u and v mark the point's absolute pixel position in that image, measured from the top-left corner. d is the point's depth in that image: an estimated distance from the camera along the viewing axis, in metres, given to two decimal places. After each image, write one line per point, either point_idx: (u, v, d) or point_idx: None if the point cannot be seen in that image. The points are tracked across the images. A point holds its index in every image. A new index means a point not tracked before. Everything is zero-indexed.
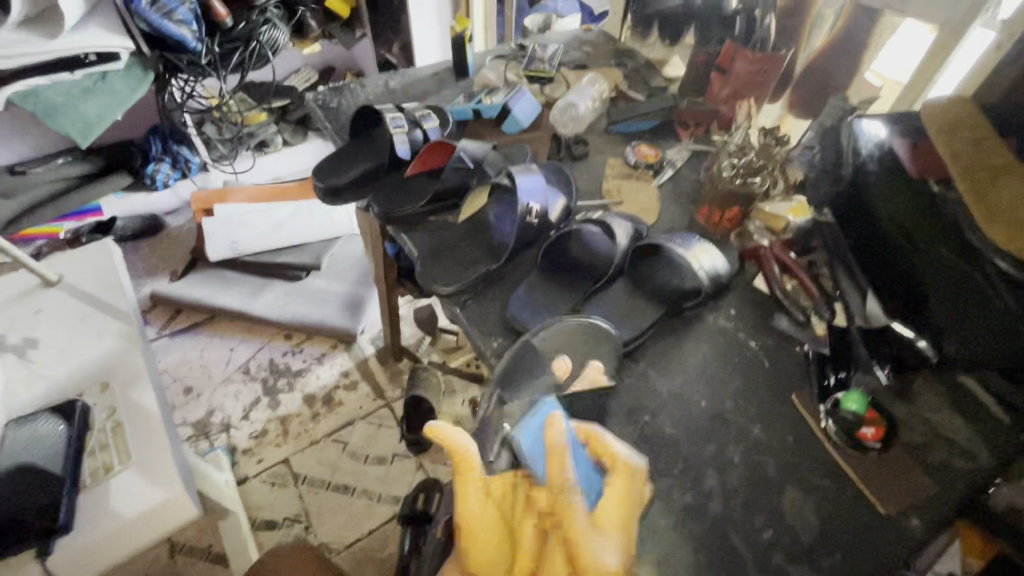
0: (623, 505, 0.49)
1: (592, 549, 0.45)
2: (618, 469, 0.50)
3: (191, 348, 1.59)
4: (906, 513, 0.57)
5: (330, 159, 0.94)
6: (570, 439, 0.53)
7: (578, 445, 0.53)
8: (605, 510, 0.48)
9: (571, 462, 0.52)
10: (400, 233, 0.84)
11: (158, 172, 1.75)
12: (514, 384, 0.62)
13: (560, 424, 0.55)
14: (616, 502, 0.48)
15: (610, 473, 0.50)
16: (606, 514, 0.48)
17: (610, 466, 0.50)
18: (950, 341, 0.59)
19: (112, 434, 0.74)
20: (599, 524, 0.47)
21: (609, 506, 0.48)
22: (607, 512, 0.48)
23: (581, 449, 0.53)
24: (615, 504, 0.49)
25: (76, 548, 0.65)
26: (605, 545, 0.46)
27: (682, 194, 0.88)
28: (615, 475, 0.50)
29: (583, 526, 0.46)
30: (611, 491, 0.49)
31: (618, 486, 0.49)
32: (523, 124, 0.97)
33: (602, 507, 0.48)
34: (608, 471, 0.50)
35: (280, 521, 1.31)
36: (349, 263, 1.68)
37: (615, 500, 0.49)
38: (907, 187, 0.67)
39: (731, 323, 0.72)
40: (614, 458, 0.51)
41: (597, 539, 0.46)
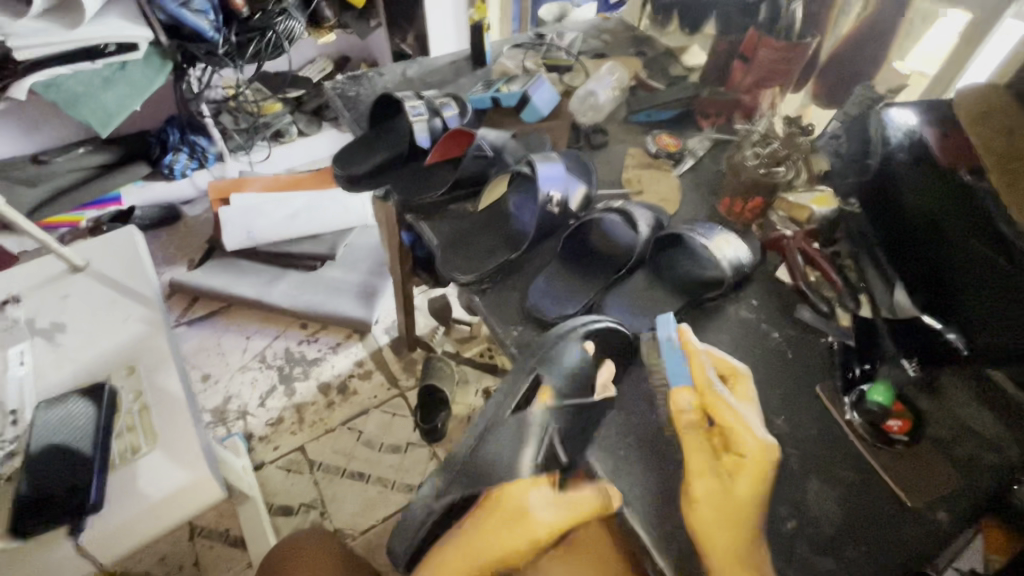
0: (755, 403, 0.58)
1: (746, 428, 0.53)
2: (745, 372, 0.59)
3: (209, 336, 1.61)
4: (932, 507, 0.56)
5: (350, 148, 0.94)
6: (702, 348, 0.60)
7: (713, 353, 0.59)
8: (745, 403, 0.57)
9: (709, 368, 0.58)
10: (418, 221, 0.83)
11: (175, 162, 1.77)
12: (552, 369, 0.58)
13: (695, 338, 0.61)
14: (749, 399, 0.57)
15: (737, 375, 0.58)
16: (747, 406, 0.57)
17: (736, 370, 0.58)
18: (977, 333, 0.60)
19: (138, 416, 0.70)
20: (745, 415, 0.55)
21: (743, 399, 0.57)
22: (745, 404, 0.57)
23: (714, 356, 0.59)
24: (747, 401, 0.57)
25: (106, 525, 0.63)
26: (755, 426, 0.54)
27: (703, 184, 0.87)
28: (742, 377, 0.58)
29: (735, 409, 0.54)
30: (744, 390, 0.58)
31: (750, 386, 0.58)
32: (543, 113, 0.95)
33: (740, 398, 0.57)
34: (739, 373, 0.58)
35: (297, 507, 1.33)
36: (364, 254, 1.69)
37: (744, 396, 0.57)
38: (938, 173, 0.65)
39: (754, 314, 0.71)
40: (740, 366, 0.59)
41: (748, 421, 0.54)
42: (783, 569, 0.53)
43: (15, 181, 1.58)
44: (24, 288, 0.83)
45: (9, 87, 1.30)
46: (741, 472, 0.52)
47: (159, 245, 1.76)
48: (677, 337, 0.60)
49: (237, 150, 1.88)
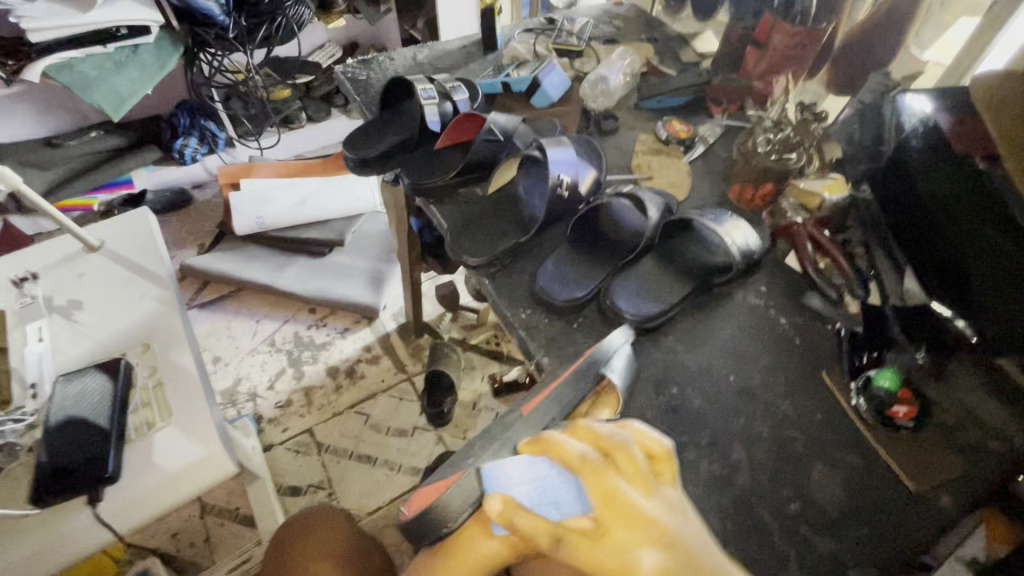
0: (628, 489, 0.40)
1: (621, 554, 0.38)
2: (615, 440, 0.42)
3: (219, 319, 1.63)
4: (935, 492, 0.57)
5: (361, 131, 0.94)
6: (540, 472, 0.43)
7: (551, 462, 0.43)
8: (611, 510, 0.39)
9: (541, 492, 0.42)
10: (430, 205, 0.85)
11: (186, 146, 1.77)
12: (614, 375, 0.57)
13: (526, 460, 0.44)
14: (614, 500, 0.39)
15: (583, 470, 0.41)
16: (617, 517, 0.39)
17: (582, 463, 0.41)
18: (987, 321, 0.60)
19: (153, 393, 0.71)
20: (617, 539, 0.39)
21: (612, 506, 0.40)
22: (618, 514, 0.39)
23: (550, 469, 0.43)
24: (618, 509, 0.39)
25: (122, 497, 0.64)
26: (641, 546, 0.38)
27: (713, 171, 0.87)
28: (591, 469, 0.41)
29: (596, 540, 0.39)
30: (604, 487, 0.40)
31: (610, 476, 0.41)
32: (553, 98, 0.96)
33: (605, 512, 0.39)
34: (592, 460, 0.41)
35: (305, 488, 1.36)
36: (372, 240, 1.69)
37: (604, 502, 0.39)
38: (950, 163, 0.65)
39: (761, 301, 0.71)
40: (580, 454, 0.42)
41: (632, 550, 0.38)
42: (786, 548, 0.54)
43: (27, 165, 1.60)
44: (41, 266, 0.84)
45: (24, 71, 1.31)
46: None
47: (170, 229, 1.78)
48: (489, 501, 0.42)
49: (247, 136, 1.87)
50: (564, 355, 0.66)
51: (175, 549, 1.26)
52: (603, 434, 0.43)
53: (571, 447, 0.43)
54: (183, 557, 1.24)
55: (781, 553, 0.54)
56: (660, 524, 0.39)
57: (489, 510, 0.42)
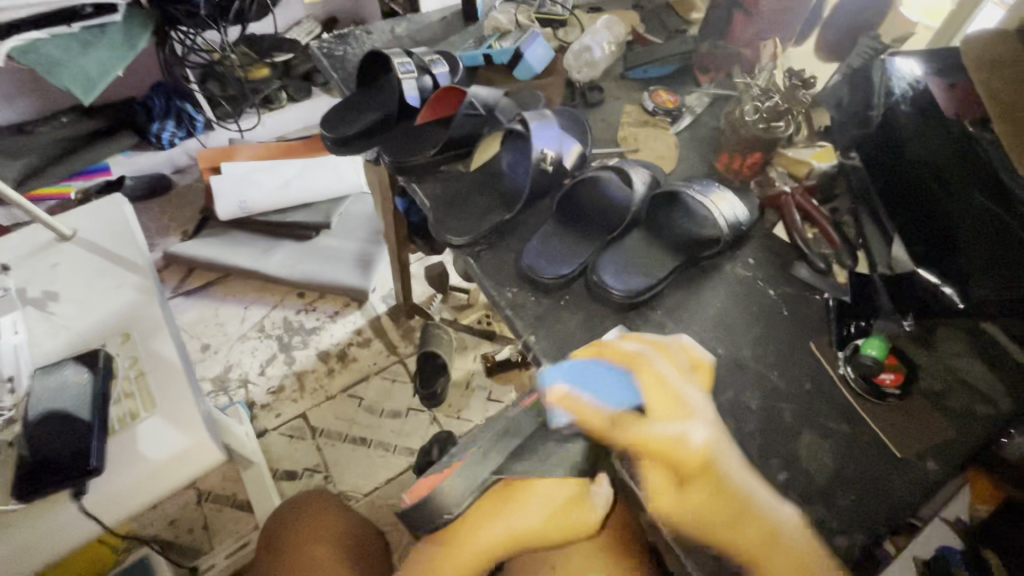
0: (670, 376, 0.50)
1: (662, 426, 0.46)
2: (655, 346, 0.53)
3: (205, 307, 1.61)
4: (922, 458, 0.58)
5: (338, 109, 0.91)
6: (592, 369, 0.52)
7: (605, 360, 0.52)
8: (660, 394, 0.48)
9: (599, 384, 0.51)
10: (411, 182, 0.82)
11: (163, 130, 1.73)
12: None
13: (580, 363, 0.53)
14: (661, 383, 0.49)
15: (633, 365, 0.51)
16: (663, 400, 0.48)
17: (635, 356, 0.51)
18: (977, 287, 0.57)
19: (136, 383, 0.69)
20: (665, 412, 0.47)
21: (654, 390, 0.49)
22: (664, 395, 0.48)
23: (606, 364, 0.52)
24: (667, 392, 0.49)
25: (111, 489, 0.63)
26: (689, 422, 0.47)
27: (702, 141, 0.85)
28: (643, 362, 0.51)
29: (642, 420, 0.47)
30: (653, 375, 0.49)
31: (658, 365, 0.51)
32: (536, 70, 0.92)
33: (654, 396, 0.48)
34: (642, 357, 0.52)
35: (301, 471, 1.37)
36: (359, 222, 1.67)
37: (656, 385, 0.49)
38: (941, 126, 0.65)
39: (750, 273, 0.70)
40: (629, 353, 0.52)
41: (682, 425, 0.46)
42: None
43: None
44: (13, 258, 0.82)
45: None
46: (697, 488, 0.45)
47: (151, 216, 1.74)
48: (554, 389, 0.51)
49: (226, 118, 1.81)
50: (552, 333, 0.65)
51: (173, 536, 1.26)
52: (643, 343, 0.53)
53: (624, 348, 0.53)
54: (182, 543, 1.25)
55: None
56: (697, 404, 0.49)
57: (551, 397, 0.51)
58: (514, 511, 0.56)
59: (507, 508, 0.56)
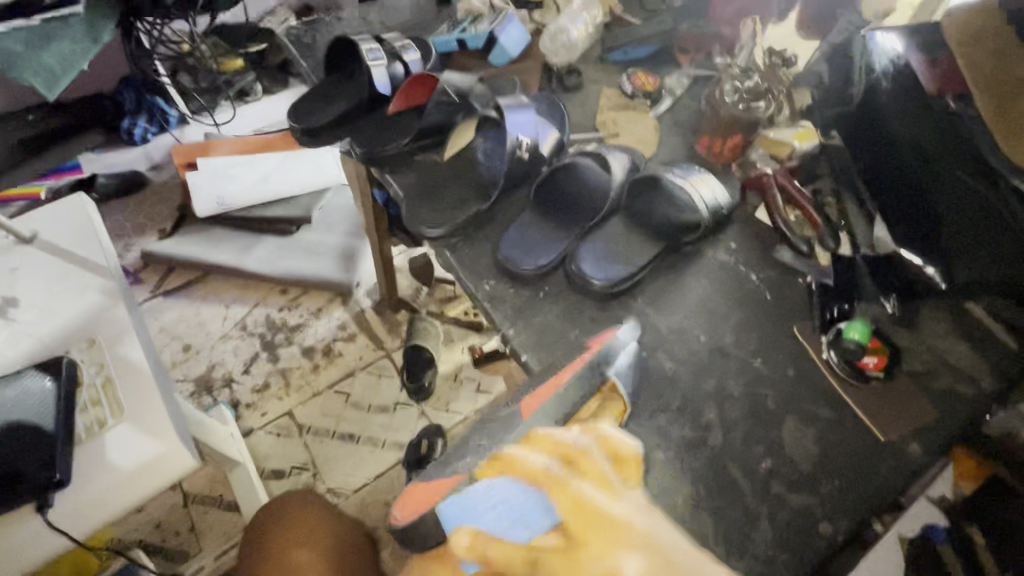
0: (594, 490, 0.43)
1: (593, 563, 0.37)
2: (582, 445, 0.47)
3: (185, 307, 1.57)
4: (906, 441, 0.57)
5: (308, 99, 0.88)
6: (502, 485, 0.45)
7: (513, 478, 0.46)
8: (578, 510, 0.41)
9: (508, 505, 0.44)
10: (384, 173, 0.79)
11: (135, 126, 1.68)
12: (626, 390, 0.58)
13: (486, 485, 0.46)
14: (580, 508, 0.41)
15: (547, 481, 0.44)
16: (585, 519, 0.40)
17: (550, 470, 0.45)
18: (960, 273, 0.62)
19: (102, 390, 0.67)
20: (597, 536, 0.39)
21: (576, 508, 0.41)
22: (585, 513, 0.40)
23: (516, 479, 0.45)
24: (587, 514, 0.41)
25: (79, 500, 0.61)
26: (619, 552, 0.37)
27: (683, 124, 0.82)
28: (563, 467, 0.45)
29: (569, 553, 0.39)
30: (574, 489, 0.43)
31: (575, 481, 0.44)
32: (512, 55, 0.89)
33: (572, 516, 0.41)
34: (563, 461, 0.46)
35: (288, 470, 1.35)
36: (340, 216, 1.62)
37: (574, 511, 0.41)
38: (924, 102, 0.64)
39: (732, 257, 0.69)
40: (542, 465, 0.45)
41: (611, 557, 0.37)
42: (758, 506, 0.54)
43: None
44: None
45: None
46: None
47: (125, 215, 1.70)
48: (460, 527, 0.45)
49: (200, 111, 1.76)
50: (531, 325, 0.64)
51: (160, 539, 1.24)
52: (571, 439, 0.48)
53: (532, 458, 0.46)
54: (169, 547, 1.23)
55: (752, 509, 0.54)
56: (630, 524, 0.40)
57: (457, 540, 0.44)
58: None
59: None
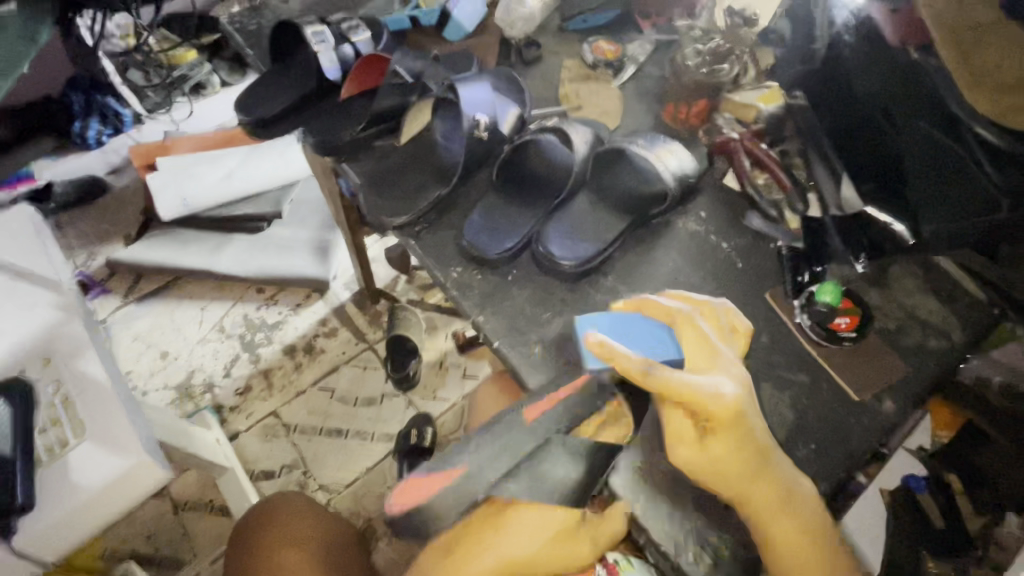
0: (712, 342, 0.52)
1: (702, 380, 0.48)
2: (693, 310, 0.55)
3: (159, 313, 1.53)
4: (879, 399, 0.57)
5: (254, 89, 0.84)
6: (630, 321, 0.55)
7: (644, 318, 0.55)
8: (694, 353, 0.51)
9: (634, 337, 0.53)
10: (341, 163, 0.75)
11: (88, 129, 1.62)
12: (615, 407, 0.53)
13: (619, 312, 0.56)
14: (701, 344, 0.51)
15: (674, 325, 0.54)
16: (698, 359, 0.51)
17: (672, 317, 0.54)
18: (927, 222, 0.61)
19: (60, 410, 0.64)
20: (712, 367, 0.50)
21: (693, 352, 0.52)
22: (703, 354, 0.51)
23: (644, 317, 0.55)
24: (708, 353, 0.51)
25: (46, 522, 0.60)
26: (723, 378, 0.49)
27: (648, 92, 0.80)
28: (681, 323, 0.53)
29: (682, 371, 0.50)
30: (691, 335, 0.52)
31: (695, 327, 0.53)
32: (468, 29, 0.85)
33: (691, 354, 0.51)
34: (680, 316, 0.54)
35: (279, 469, 1.34)
36: (312, 209, 1.58)
37: (698, 345, 0.52)
38: (885, 53, 0.64)
39: (702, 227, 0.67)
40: (674, 311, 0.54)
41: (716, 380, 0.48)
42: None
43: None
44: None
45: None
46: (725, 433, 0.47)
47: (88, 224, 1.63)
48: (591, 336, 0.53)
49: (156, 109, 1.69)
50: (500, 311, 0.63)
51: (154, 548, 1.23)
52: (687, 301, 0.56)
53: (658, 305, 0.55)
54: (164, 555, 1.22)
55: None
56: (728, 361, 0.51)
57: (585, 342, 0.52)
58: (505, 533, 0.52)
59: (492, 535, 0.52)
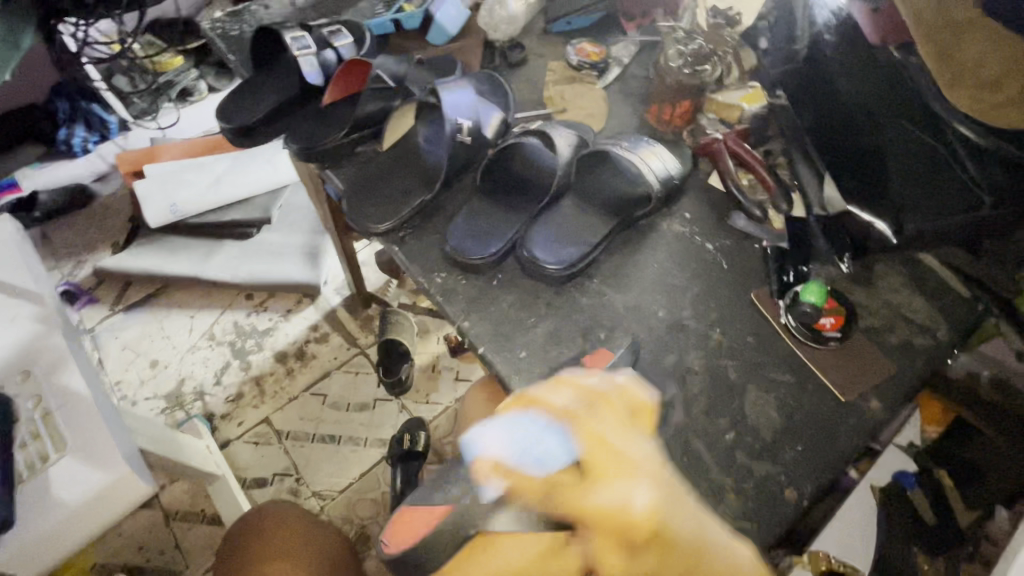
0: (613, 434, 0.44)
1: (605, 493, 0.40)
2: (600, 393, 0.47)
3: (148, 321, 1.51)
4: (865, 398, 0.57)
5: (236, 95, 0.83)
6: (523, 424, 0.46)
7: (537, 415, 0.46)
8: (599, 451, 0.42)
9: (529, 443, 0.45)
10: (324, 169, 0.76)
11: (73, 136, 1.60)
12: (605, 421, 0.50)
13: (508, 417, 0.47)
14: (603, 444, 0.43)
15: (571, 419, 0.45)
16: (604, 459, 0.42)
17: (566, 414, 0.45)
18: (911, 221, 0.60)
19: (42, 424, 0.63)
20: (616, 471, 0.41)
21: (595, 452, 0.42)
22: (607, 453, 0.42)
23: (535, 416, 0.46)
24: (607, 448, 0.43)
25: (27, 539, 0.59)
26: (633, 483, 0.41)
27: (633, 93, 0.80)
28: (577, 418, 0.45)
29: (583, 483, 0.41)
30: (591, 431, 0.43)
31: (596, 421, 0.44)
32: (451, 32, 0.85)
33: (592, 455, 0.42)
34: (575, 411, 0.45)
35: (271, 477, 1.33)
36: (301, 214, 1.57)
37: (594, 443, 0.43)
38: (868, 55, 0.65)
39: (687, 228, 0.67)
40: (567, 406, 0.46)
41: (624, 491, 0.40)
42: (724, 478, 0.54)
43: None
44: None
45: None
46: (652, 552, 0.39)
47: (75, 232, 1.62)
48: (484, 456, 0.46)
49: (142, 116, 1.68)
50: (486, 316, 0.62)
51: (145, 559, 1.22)
52: (593, 384, 0.48)
53: (551, 397, 0.47)
54: (155, 566, 1.20)
55: (717, 482, 0.54)
56: (637, 456, 0.43)
57: (479, 467, 0.46)
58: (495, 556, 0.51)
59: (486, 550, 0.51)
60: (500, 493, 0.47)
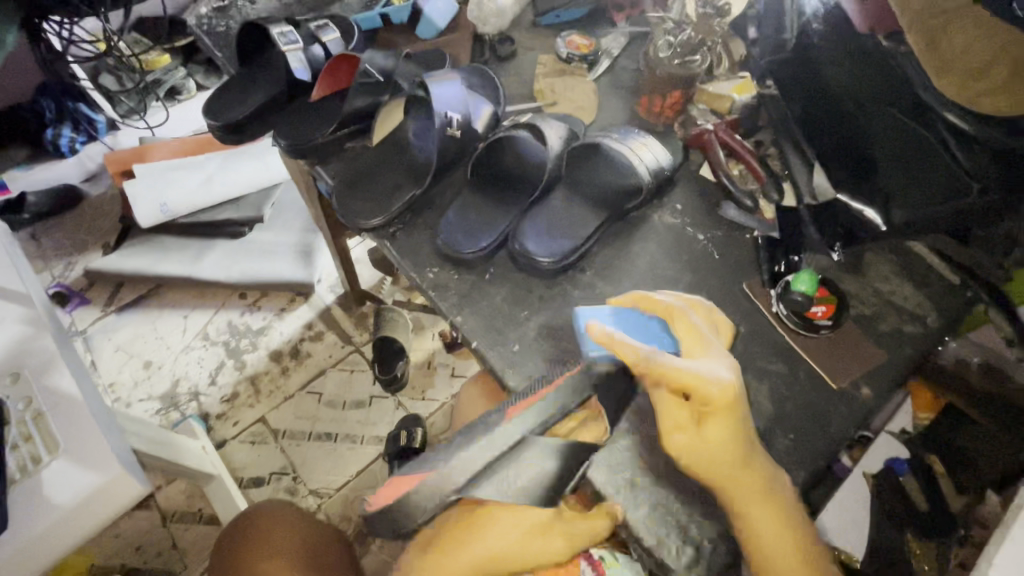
0: (705, 332, 0.52)
1: (699, 366, 0.48)
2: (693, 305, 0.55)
3: (141, 322, 1.50)
4: (856, 385, 0.58)
5: (224, 93, 0.83)
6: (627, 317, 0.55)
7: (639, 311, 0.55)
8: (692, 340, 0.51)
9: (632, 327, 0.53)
10: (315, 166, 0.76)
11: (60, 136, 1.57)
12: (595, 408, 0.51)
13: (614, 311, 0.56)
14: (696, 335, 0.52)
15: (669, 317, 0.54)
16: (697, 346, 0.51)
17: (667, 310, 0.54)
18: (898, 208, 0.61)
19: (33, 425, 0.63)
20: (706, 355, 0.50)
21: (687, 342, 0.52)
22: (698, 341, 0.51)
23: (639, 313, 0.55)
24: (698, 339, 0.51)
25: (21, 542, 0.59)
26: (720, 365, 0.49)
27: (623, 85, 0.80)
28: (674, 315, 0.53)
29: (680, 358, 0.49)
30: (687, 326, 0.52)
31: (691, 318, 0.53)
32: (440, 27, 0.84)
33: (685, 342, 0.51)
34: (675, 310, 0.54)
35: (267, 476, 1.33)
36: (293, 211, 1.56)
37: (688, 334, 0.52)
38: (855, 44, 0.64)
39: (678, 219, 0.67)
40: (668, 306, 0.54)
41: (710, 365, 0.48)
42: None
43: None
44: None
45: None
46: (718, 418, 0.47)
47: (65, 234, 1.60)
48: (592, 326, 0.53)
49: (130, 115, 1.68)
50: (478, 311, 0.62)
51: (142, 561, 1.21)
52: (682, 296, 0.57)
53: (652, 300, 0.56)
54: (153, 567, 1.20)
55: None
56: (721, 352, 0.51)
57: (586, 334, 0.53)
58: (485, 532, 0.54)
59: (473, 535, 0.54)
60: (479, 471, 0.46)
